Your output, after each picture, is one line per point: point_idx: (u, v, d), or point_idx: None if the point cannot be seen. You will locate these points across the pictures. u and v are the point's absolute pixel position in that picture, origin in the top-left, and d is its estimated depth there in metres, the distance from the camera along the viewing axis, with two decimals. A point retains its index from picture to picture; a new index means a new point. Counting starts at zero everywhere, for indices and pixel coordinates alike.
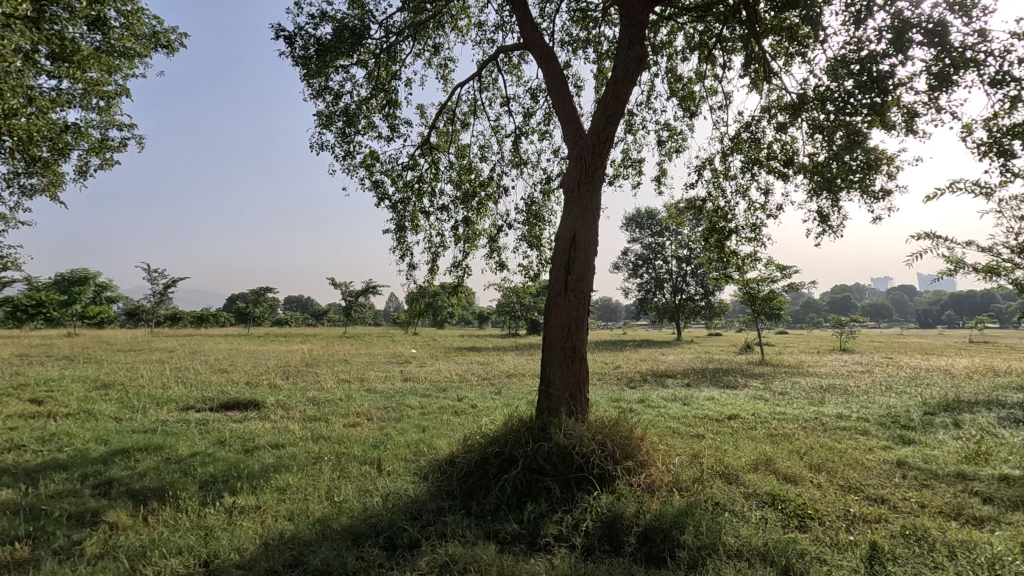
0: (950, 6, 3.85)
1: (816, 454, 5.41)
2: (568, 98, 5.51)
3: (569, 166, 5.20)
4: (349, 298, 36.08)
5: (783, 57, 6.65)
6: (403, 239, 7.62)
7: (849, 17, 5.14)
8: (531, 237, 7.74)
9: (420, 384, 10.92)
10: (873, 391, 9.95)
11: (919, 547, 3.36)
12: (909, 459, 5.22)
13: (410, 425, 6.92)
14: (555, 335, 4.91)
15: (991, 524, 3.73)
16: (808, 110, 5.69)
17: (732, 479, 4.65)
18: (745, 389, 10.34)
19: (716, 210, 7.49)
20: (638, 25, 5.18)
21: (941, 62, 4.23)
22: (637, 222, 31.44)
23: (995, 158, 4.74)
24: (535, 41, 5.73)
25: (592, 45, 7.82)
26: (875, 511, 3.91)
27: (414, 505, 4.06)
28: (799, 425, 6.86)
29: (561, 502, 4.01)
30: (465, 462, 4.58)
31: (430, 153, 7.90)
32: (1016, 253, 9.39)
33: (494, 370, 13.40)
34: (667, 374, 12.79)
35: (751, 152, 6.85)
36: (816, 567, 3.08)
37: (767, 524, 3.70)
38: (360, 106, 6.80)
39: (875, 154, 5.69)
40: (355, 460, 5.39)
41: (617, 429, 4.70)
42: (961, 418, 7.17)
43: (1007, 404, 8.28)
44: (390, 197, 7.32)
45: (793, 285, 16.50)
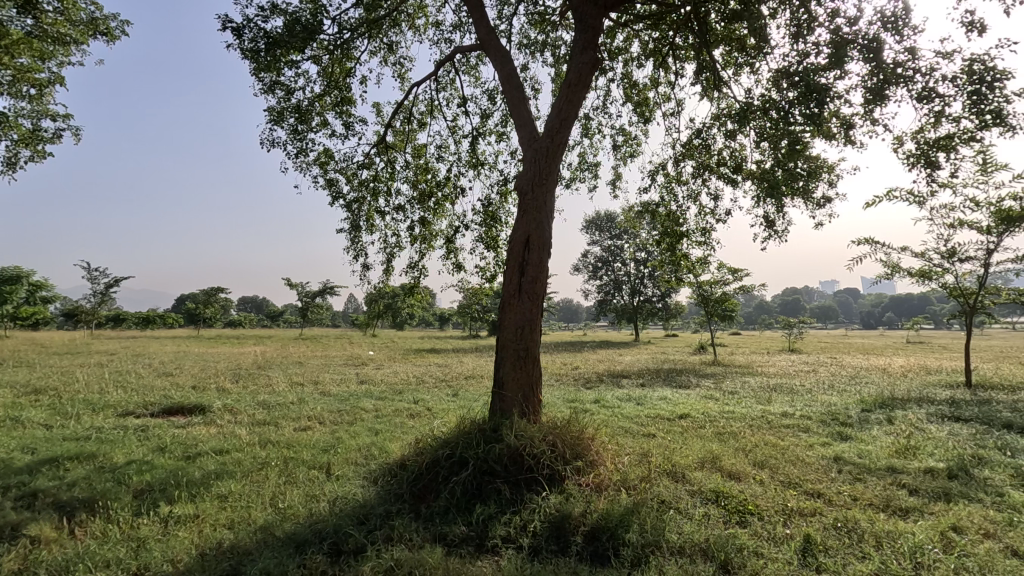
0: (884, 25, 4.08)
1: (760, 451, 5.58)
2: (523, 101, 5.53)
3: (524, 167, 5.21)
4: (306, 299, 35.11)
5: (732, 67, 6.87)
6: (357, 239, 7.50)
7: (791, 31, 5.37)
8: (488, 238, 7.76)
9: (376, 387, 10.74)
10: (816, 389, 10.39)
11: (849, 538, 3.52)
12: (845, 455, 5.47)
13: (363, 429, 6.80)
14: (508, 336, 4.91)
15: (915, 515, 3.95)
16: (754, 118, 5.91)
17: (678, 477, 4.75)
18: (697, 389, 10.59)
19: (669, 214, 7.67)
20: (592, 31, 5.25)
21: (875, 78, 4.48)
22: (597, 225, 31.92)
23: (923, 169, 5.03)
24: (491, 40, 5.72)
25: (549, 49, 7.90)
26: (810, 505, 4.07)
27: (362, 510, 4.00)
28: (745, 424, 7.09)
29: (510, 504, 4.01)
30: (415, 465, 4.53)
31: (386, 152, 7.81)
32: (946, 258, 10.00)
33: (452, 372, 13.30)
34: (623, 375, 13.01)
35: (702, 158, 7.06)
36: (753, 561, 3.18)
37: (709, 520, 3.80)
38: (312, 103, 6.65)
39: (816, 162, 5.98)
40: (303, 465, 5.25)
41: (568, 430, 4.74)
42: (893, 415, 7.55)
43: (936, 401, 8.78)
44: (344, 195, 7.20)
45: (745, 288, 17.07)
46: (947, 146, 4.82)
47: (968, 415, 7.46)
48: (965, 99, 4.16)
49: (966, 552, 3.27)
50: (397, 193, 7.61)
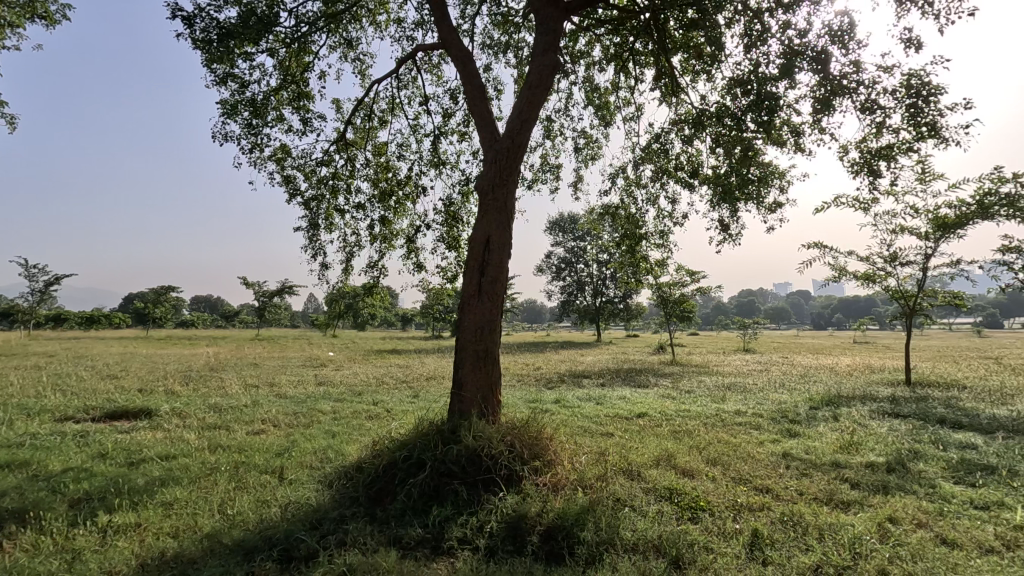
0: (832, 38, 4.25)
1: (713, 449, 5.73)
2: (484, 101, 5.51)
3: (485, 167, 5.19)
4: (263, 299, 34.03)
5: (689, 74, 7.03)
6: (315, 237, 7.33)
7: (745, 41, 5.54)
8: (449, 238, 7.70)
9: (335, 388, 10.53)
10: (768, 388, 10.75)
11: (794, 531, 3.64)
12: (793, 451, 5.67)
13: (319, 431, 6.65)
14: (468, 336, 4.89)
15: (856, 507, 4.13)
16: (709, 125, 6.08)
17: (634, 475, 4.83)
18: (655, 389, 10.80)
19: (629, 217, 7.80)
20: (553, 33, 5.29)
21: (823, 89, 4.66)
22: (560, 227, 32.22)
23: (865, 176, 5.27)
24: (451, 39, 5.68)
25: (512, 50, 7.92)
26: (759, 500, 4.20)
27: (315, 515, 3.90)
28: (700, 422, 7.27)
29: (467, 505, 3.98)
30: (372, 467, 4.45)
31: (346, 150, 7.66)
32: (888, 262, 10.51)
33: (413, 373, 13.16)
34: (584, 375, 13.15)
35: (661, 162, 7.20)
36: (704, 556, 3.26)
37: (662, 516, 3.88)
38: (268, 97, 6.47)
39: (767, 169, 6.19)
40: (254, 469, 5.09)
41: (526, 430, 4.75)
42: (839, 412, 7.88)
43: (879, 398, 9.21)
44: (302, 193, 7.03)
45: (702, 289, 17.55)
46: (887, 155, 5.07)
47: (907, 411, 7.86)
48: (903, 112, 4.37)
49: (900, 542, 3.43)
50: (357, 192, 7.47)
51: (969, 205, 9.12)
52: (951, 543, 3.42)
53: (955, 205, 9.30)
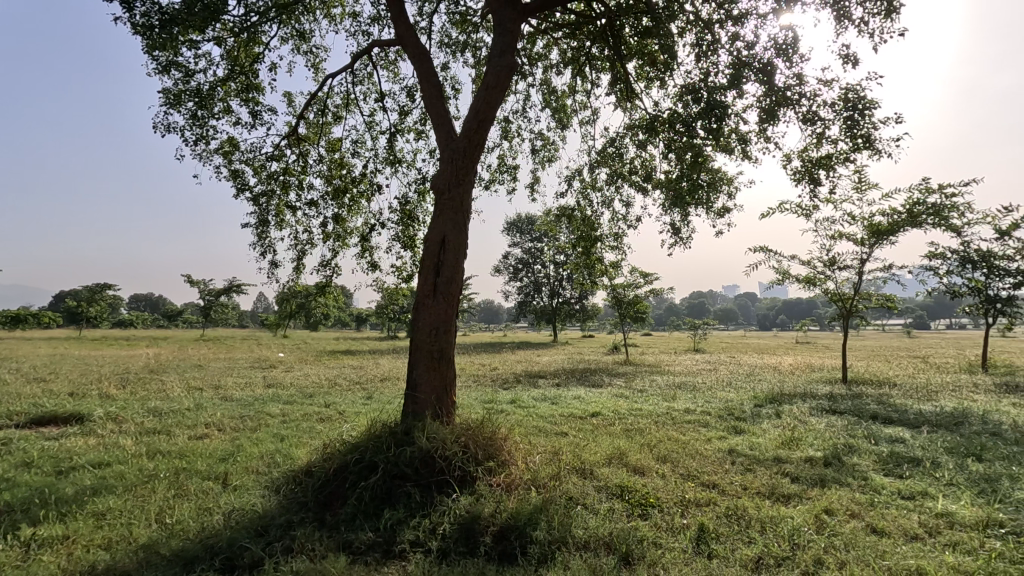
0: (778, 53, 4.45)
1: (663, 446, 5.88)
2: (441, 100, 5.47)
3: (441, 167, 5.14)
4: (208, 297, 32.55)
5: (644, 80, 7.18)
6: (264, 234, 7.09)
7: (697, 50, 5.71)
8: (405, 238, 7.60)
9: (284, 390, 10.21)
10: (716, 387, 11.12)
11: (737, 524, 3.77)
12: (738, 447, 5.88)
13: (267, 435, 6.43)
14: (422, 337, 4.83)
15: (795, 500, 4.32)
16: (662, 131, 6.23)
17: (587, 473, 4.89)
18: (609, 388, 10.98)
19: (584, 219, 7.91)
20: (511, 35, 5.29)
21: (768, 99, 4.86)
22: (518, 228, 32.37)
23: (806, 184, 5.53)
24: (407, 36, 5.61)
25: (470, 49, 7.89)
26: (705, 495, 4.34)
27: (261, 521, 3.76)
28: (651, 420, 7.44)
29: (420, 507, 3.93)
30: (321, 471, 4.33)
31: (298, 145, 7.44)
32: (828, 266, 11.06)
33: (367, 374, 12.93)
34: (540, 375, 13.26)
35: (616, 166, 7.33)
36: (652, 551, 3.33)
37: (614, 514, 3.94)
38: (215, 87, 6.21)
39: (716, 174, 6.40)
40: (196, 476, 4.87)
41: (480, 431, 4.74)
42: (781, 409, 8.24)
43: (818, 395, 9.68)
44: (251, 188, 6.78)
45: (655, 291, 18.00)
46: (826, 165, 5.33)
47: (843, 408, 8.30)
48: (841, 124, 4.61)
49: (835, 532, 3.61)
50: (309, 188, 7.28)
51: (900, 214, 9.71)
52: (881, 531, 3.63)
53: (888, 213, 9.88)
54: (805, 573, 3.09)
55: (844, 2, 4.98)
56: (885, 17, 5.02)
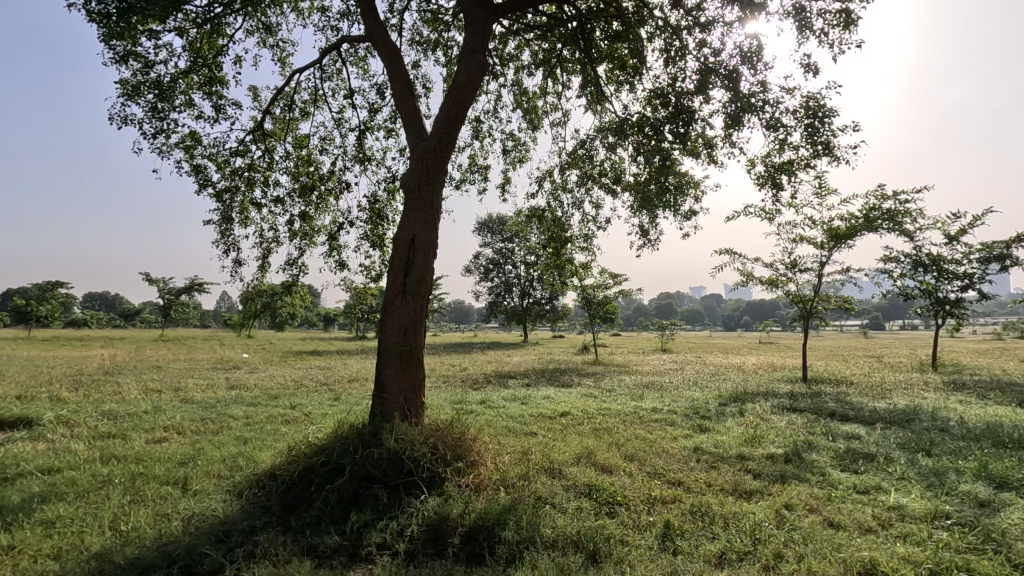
0: (743, 60, 4.57)
1: (631, 445, 5.96)
2: (411, 99, 5.42)
3: (410, 165, 5.09)
4: (168, 296, 31.45)
5: (614, 83, 7.26)
6: (228, 232, 6.89)
7: (665, 56, 5.82)
8: (374, 236, 7.50)
9: (248, 392, 9.95)
10: (683, 386, 11.33)
11: (701, 521, 3.85)
12: (703, 445, 6.00)
13: (229, 438, 6.25)
14: (391, 337, 4.78)
15: (757, 496, 4.44)
16: (630, 135, 6.32)
17: (555, 473, 4.92)
18: (578, 388, 11.07)
19: (555, 220, 7.96)
20: (482, 35, 5.28)
21: (733, 106, 4.99)
22: (489, 228, 32.36)
23: (769, 188, 5.69)
24: (378, 33, 5.54)
25: (441, 48, 7.85)
26: (671, 493, 4.41)
27: (222, 527, 3.66)
28: (620, 420, 7.54)
29: (387, 509, 3.88)
30: (286, 474, 4.23)
31: (263, 140, 7.27)
32: (790, 268, 11.39)
33: (334, 375, 12.72)
34: (510, 375, 13.27)
35: (586, 168, 7.40)
36: (619, 548, 3.37)
37: (582, 513, 3.98)
38: (176, 79, 6.01)
39: (683, 178, 6.53)
40: (153, 481, 4.70)
41: (449, 432, 4.71)
42: (744, 408, 8.45)
43: (780, 394, 9.96)
44: (213, 183, 6.59)
45: (624, 292, 18.24)
46: (788, 170, 5.49)
47: (803, 406, 8.56)
48: (802, 131, 4.76)
49: (794, 526, 3.72)
50: (275, 185, 7.12)
51: (857, 219, 10.08)
52: (837, 525, 3.76)
53: (846, 218, 10.25)
54: (766, 567, 3.18)
55: (805, 13, 5.15)
56: (843, 29, 5.21)
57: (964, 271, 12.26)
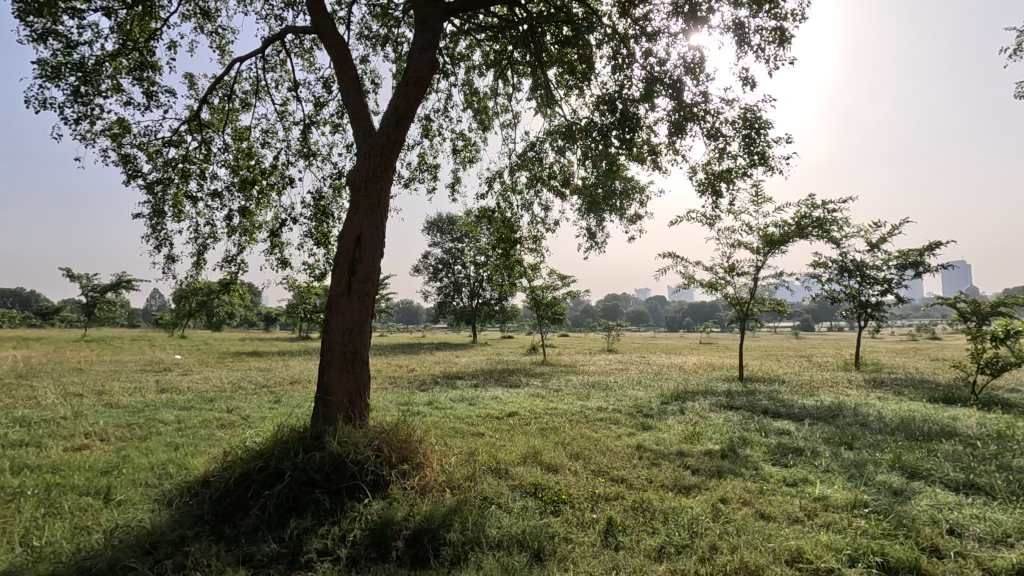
0: (686, 71, 4.74)
1: (576, 444, 6.05)
2: (359, 94, 5.30)
3: (357, 162, 4.98)
4: (92, 294, 29.40)
5: (563, 88, 7.37)
6: (160, 226, 6.52)
7: (613, 63, 5.95)
8: (318, 234, 7.29)
9: (180, 395, 9.45)
10: (627, 385, 11.62)
11: (642, 516, 3.97)
12: (645, 443, 6.18)
13: (159, 444, 5.92)
14: (335, 338, 4.65)
15: (695, 491, 4.61)
16: (579, 138, 6.43)
17: (502, 473, 4.94)
18: (526, 388, 11.14)
19: (504, 221, 7.99)
20: (432, 33, 5.24)
21: (677, 114, 5.17)
22: (439, 227, 32.11)
23: (710, 195, 5.93)
24: (324, 25, 5.38)
25: (391, 44, 7.73)
26: (614, 490, 4.52)
27: (148, 539, 3.45)
28: (566, 419, 7.65)
29: (329, 514, 3.77)
30: (220, 481, 4.05)
31: (200, 131, 6.92)
32: (728, 272, 11.90)
33: (275, 377, 12.27)
34: (459, 376, 13.20)
35: (535, 170, 7.47)
36: (563, 546, 3.42)
37: (527, 512, 4.01)
38: (102, 62, 5.64)
39: (629, 183, 6.71)
40: (72, 492, 4.38)
41: (395, 434, 4.64)
42: (684, 406, 8.76)
43: (718, 392, 10.39)
44: (144, 174, 6.22)
45: (572, 293, 18.52)
46: (726, 178, 5.75)
47: (739, 404, 8.96)
48: (740, 141, 4.99)
49: (728, 519, 3.90)
50: (212, 178, 6.79)
51: (790, 226, 10.65)
52: (768, 516, 3.96)
53: (780, 225, 10.81)
54: (702, 559, 3.30)
55: (744, 28, 5.40)
56: (779, 45, 5.50)
57: (884, 277, 13.19)
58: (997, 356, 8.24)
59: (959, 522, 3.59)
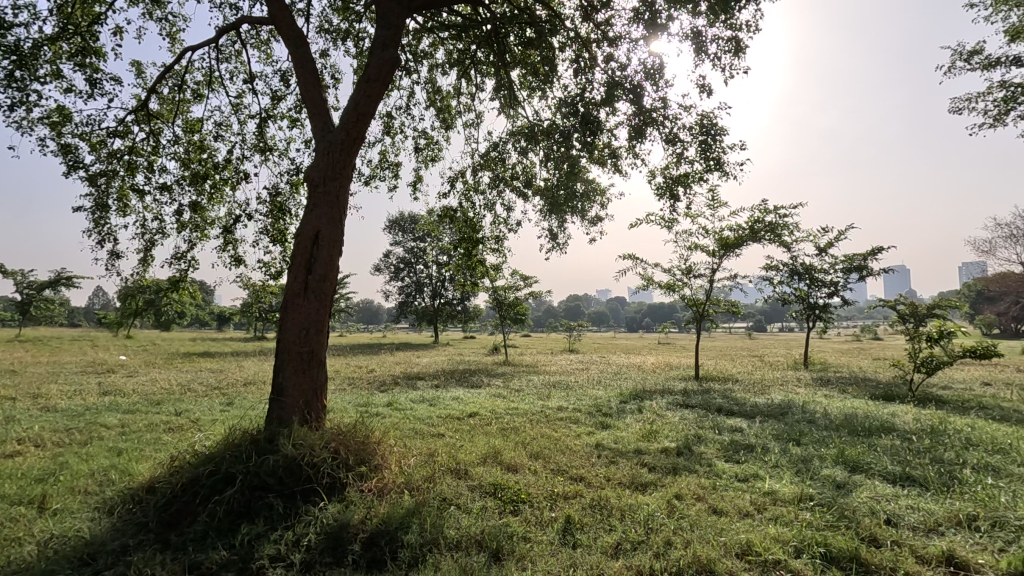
0: (646, 77, 4.85)
1: (536, 444, 6.09)
2: (318, 89, 5.18)
3: (315, 158, 4.86)
4: (28, 291, 27.71)
5: (526, 89, 7.40)
6: (103, 220, 6.21)
7: (576, 66, 6.02)
8: (274, 231, 7.09)
9: (125, 398, 9.01)
10: (588, 385, 11.76)
11: (600, 514, 4.03)
12: (604, 441, 6.27)
13: (100, 449, 5.63)
14: (291, 338, 4.53)
15: (651, 488, 4.71)
16: (541, 141, 6.48)
17: (461, 473, 4.93)
18: (488, 388, 11.13)
19: (467, 221, 7.96)
20: (394, 29, 5.17)
21: (637, 119, 5.27)
22: (400, 226, 31.75)
23: (668, 199, 6.07)
24: (282, 16, 5.24)
25: (352, 38, 7.59)
26: (573, 488, 4.57)
27: (87, 549, 3.27)
28: (526, 419, 7.68)
29: (282, 518, 3.67)
30: (167, 487, 3.88)
31: (147, 122, 6.62)
32: (685, 274, 12.21)
33: (228, 378, 11.86)
34: (419, 377, 13.07)
35: (498, 170, 7.47)
36: (521, 546, 3.43)
37: (486, 512, 4.00)
38: (40, 46, 5.32)
39: (589, 185, 6.81)
40: (2, 502, 4.11)
41: (352, 436, 4.56)
42: (642, 405, 8.93)
43: (675, 391, 10.65)
44: (86, 166, 5.90)
45: (534, 293, 18.61)
46: (684, 182, 5.90)
47: (695, 402, 9.19)
48: (697, 147, 5.13)
49: (683, 514, 3.99)
50: (161, 171, 6.51)
51: (744, 230, 11.01)
52: (720, 511, 4.08)
53: (734, 228, 11.16)
54: (657, 554, 3.37)
55: (701, 37, 5.55)
56: (735, 55, 5.67)
57: (831, 280, 13.80)
58: (932, 355, 8.74)
59: (896, 512, 3.79)
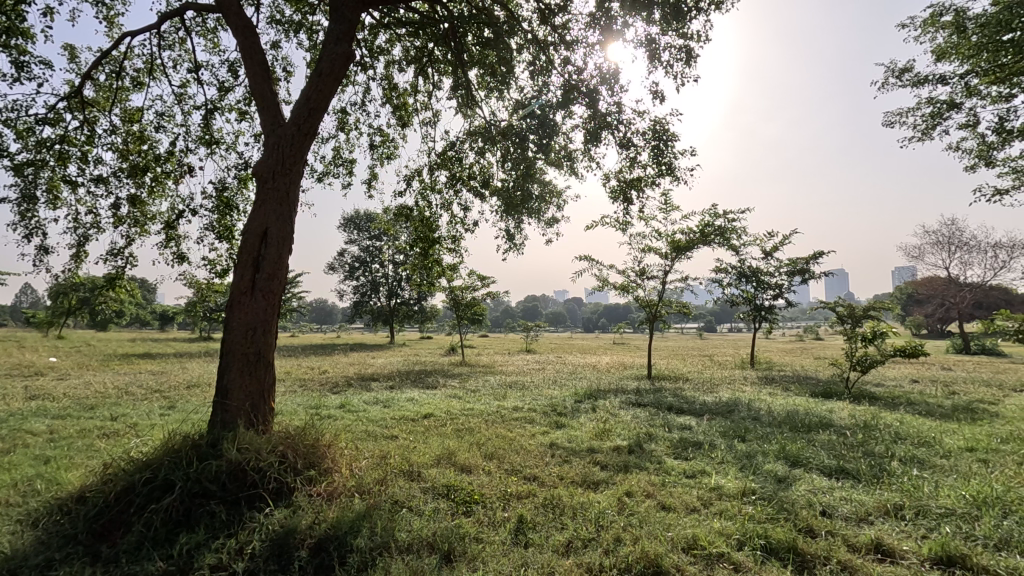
0: (602, 82, 4.93)
1: (491, 444, 6.08)
2: (268, 82, 5.01)
3: (264, 152, 4.70)
4: None
5: (484, 89, 7.39)
6: (30, 212, 5.81)
7: (534, 68, 6.04)
8: (221, 227, 6.82)
9: (55, 402, 8.47)
10: (543, 385, 11.85)
11: (553, 513, 4.06)
12: (558, 441, 6.33)
13: (25, 457, 5.26)
14: (236, 339, 4.36)
15: (603, 485, 4.79)
16: (498, 141, 6.48)
17: (414, 475, 4.87)
18: (443, 389, 11.05)
19: (423, 220, 7.88)
20: (348, 24, 5.06)
21: (592, 122, 5.35)
22: (355, 224, 31.18)
23: (622, 201, 6.19)
24: (229, 4, 5.03)
25: (305, 31, 7.39)
26: (526, 488, 4.59)
27: (6, 565, 3.05)
28: (482, 419, 7.66)
29: (224, 526, 3.53)
30: (98, 496, 3.66)
31: (81, 109, 6.24)
32: (639, 276, 12.47)
33: (170, 381, 11.31)
34: (374, 378, 12.84)
35: (455, 170, 7.43)
36: (473, 546, 3.42)
37: (438, 514, 3.97)
38: None
39: (546, 186, 6.86)
40: None
41: (301, 439, 4.44)
42: (596, 404, 9.08)
43: (628, 390, 10.86)
44: (11, 154, 5.52)
45: (491, 293, 18.59)
46: (638, 186, 6.02)
47: (647, 401, 9.41)
48: (650, 151, 5.25)
49: (633, 511, 4.08)
50: (96, 162, 6.15)
51: (695, 233, 11.34)
52: (668, 507, 4.18)
53: (686, 232, 11.47)
54: (606, 551, 3.43)
55: (655, 45, 5.69)
56: (686, 63, 5.84)
57: (776, 282, 14.39)
58: (866, 354, 9.25)
59: (830, 504, 3.99)
